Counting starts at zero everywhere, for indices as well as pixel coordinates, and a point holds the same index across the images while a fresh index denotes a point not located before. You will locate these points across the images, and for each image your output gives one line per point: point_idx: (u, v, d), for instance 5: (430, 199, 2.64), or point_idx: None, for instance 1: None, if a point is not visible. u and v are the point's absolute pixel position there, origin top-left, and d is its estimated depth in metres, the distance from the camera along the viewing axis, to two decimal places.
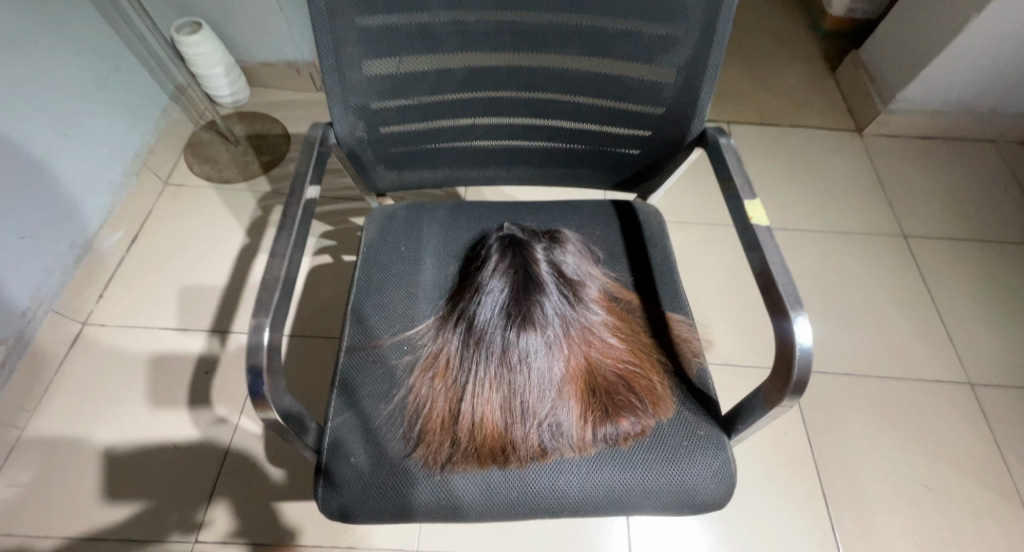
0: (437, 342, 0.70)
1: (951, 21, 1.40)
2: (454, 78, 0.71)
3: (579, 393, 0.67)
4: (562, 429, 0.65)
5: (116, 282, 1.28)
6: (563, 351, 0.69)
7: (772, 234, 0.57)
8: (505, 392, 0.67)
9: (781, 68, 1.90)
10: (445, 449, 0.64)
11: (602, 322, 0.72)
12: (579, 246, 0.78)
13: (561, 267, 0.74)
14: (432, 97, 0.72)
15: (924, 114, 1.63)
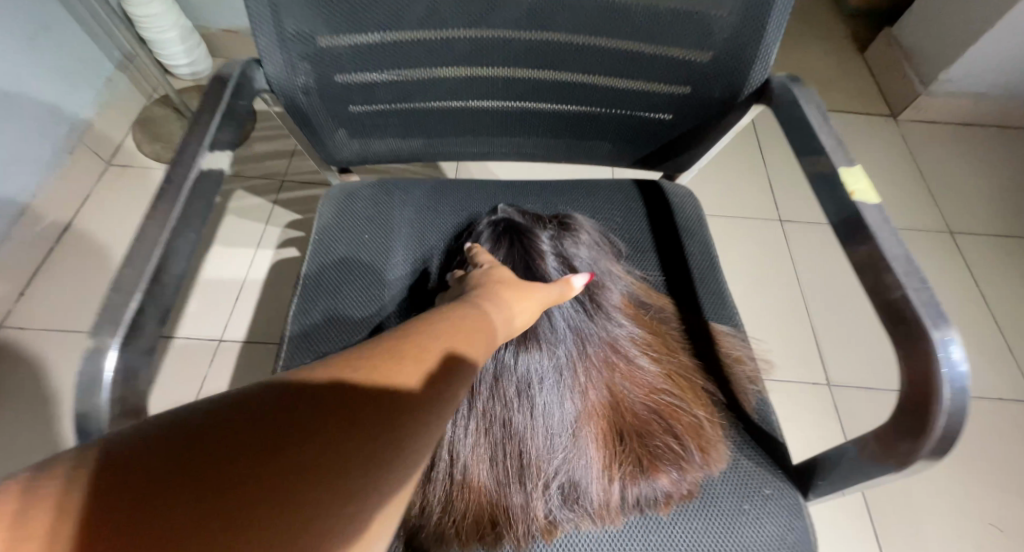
0: None
1: None
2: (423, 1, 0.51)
3: (598, 436, 0.51)
4: (579, 486, 0.49)
5: (43, 276, 1.10)
6: (579, 379, 0.54)
7: (887, 215, 0.40)
8: (504, 437, 0.52)
9: (806, 45, 1.71)
10: (419, 517, 0.48)
11: (627, 338, 0.57)
12: (597, 234, 0.62)
13: (574, 264, 0.58)
14: (402, 36, 0.54)
15: (967, 98, 1.45)
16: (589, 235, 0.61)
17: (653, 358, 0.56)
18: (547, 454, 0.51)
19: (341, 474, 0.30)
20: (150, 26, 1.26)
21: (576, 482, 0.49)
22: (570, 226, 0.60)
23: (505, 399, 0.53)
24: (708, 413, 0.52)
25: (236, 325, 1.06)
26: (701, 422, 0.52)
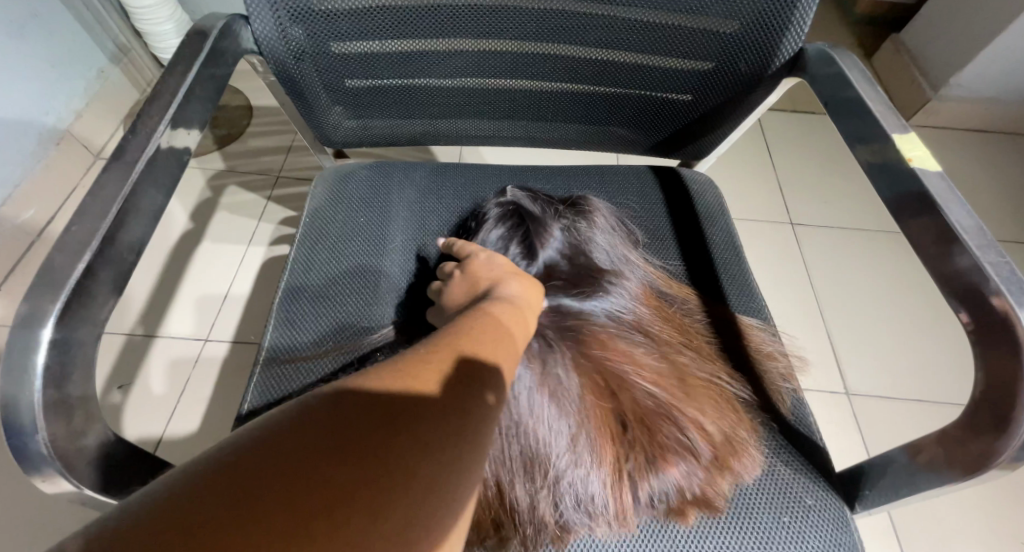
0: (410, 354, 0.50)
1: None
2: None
3: (616, 433, 0.46)
4: (591, 489, 0.44)
5: (20, 271, 1.04)
6: (594, 369, 0.49)
7: (954, 186, 0.36)
8: (512, 430, 0.47)
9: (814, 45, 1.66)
10: None
11: (648, 330, 0.52)
12: (619, 220, 0.58)
13: (591, 249, 0.55)
14: (404, 2, 0.50)
15: (976, 103, 1.39)
16: (608, 220, 0.57)
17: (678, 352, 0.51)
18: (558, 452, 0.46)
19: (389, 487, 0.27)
20: (142, 16, 1.20)
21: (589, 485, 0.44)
22: (587, 209, 0.57)
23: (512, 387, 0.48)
24: (738, 415, 0.47)
25: (223, 324, 1.01)
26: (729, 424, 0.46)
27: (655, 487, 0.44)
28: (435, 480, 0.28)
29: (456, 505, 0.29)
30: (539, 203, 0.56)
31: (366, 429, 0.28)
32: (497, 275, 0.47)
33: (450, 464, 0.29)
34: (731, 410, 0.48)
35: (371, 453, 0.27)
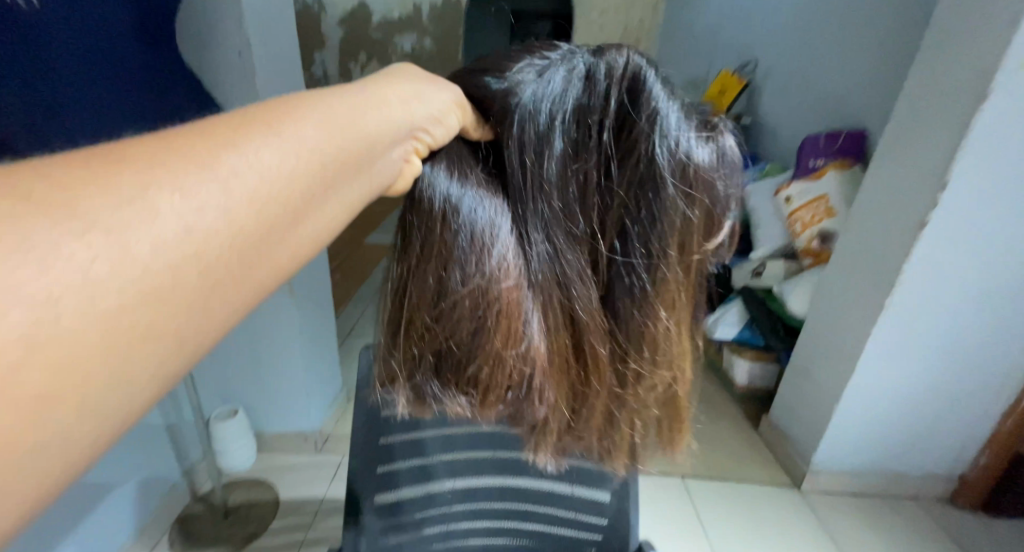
0: (473, 242, 0.44)
1: (895, 370, 1.22)
2: (438, 450, 0.73)
3: (516, 364, 0.47)
4: (472, 389, 0.49)
5: None
6: (562, 296, 0.48)
7: None
8: (510, 320, 0.46)
9: None
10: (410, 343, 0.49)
11: (640, 279, 0.50)
12: (731, 178, 0.50)
13: (672, 187, 0.46)
14: (408, 538, 0.76)
15: (858, 473, 1.40)
16: (702, 152, 0.46)
17: (643, 323, 0.52)
18: (472, 340, 0.47)
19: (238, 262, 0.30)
20: None
21: (475, 377, 0.48)
22: (677, 137, 0.46)
23: (474, 261, 0.44)
24: (616, 416, 0.57)
25: None
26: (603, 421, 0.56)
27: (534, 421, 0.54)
28: (288, 233, 0.33)
29: (281, 249, 0.33)
30: (616, 87, 0.46)
31: (236, 227, 0.30)
32: (402, 105, 0.42)
33: (291, 226, 0.34)
34: (618, 408, 0.56)
35: (240, 233, 0.30)
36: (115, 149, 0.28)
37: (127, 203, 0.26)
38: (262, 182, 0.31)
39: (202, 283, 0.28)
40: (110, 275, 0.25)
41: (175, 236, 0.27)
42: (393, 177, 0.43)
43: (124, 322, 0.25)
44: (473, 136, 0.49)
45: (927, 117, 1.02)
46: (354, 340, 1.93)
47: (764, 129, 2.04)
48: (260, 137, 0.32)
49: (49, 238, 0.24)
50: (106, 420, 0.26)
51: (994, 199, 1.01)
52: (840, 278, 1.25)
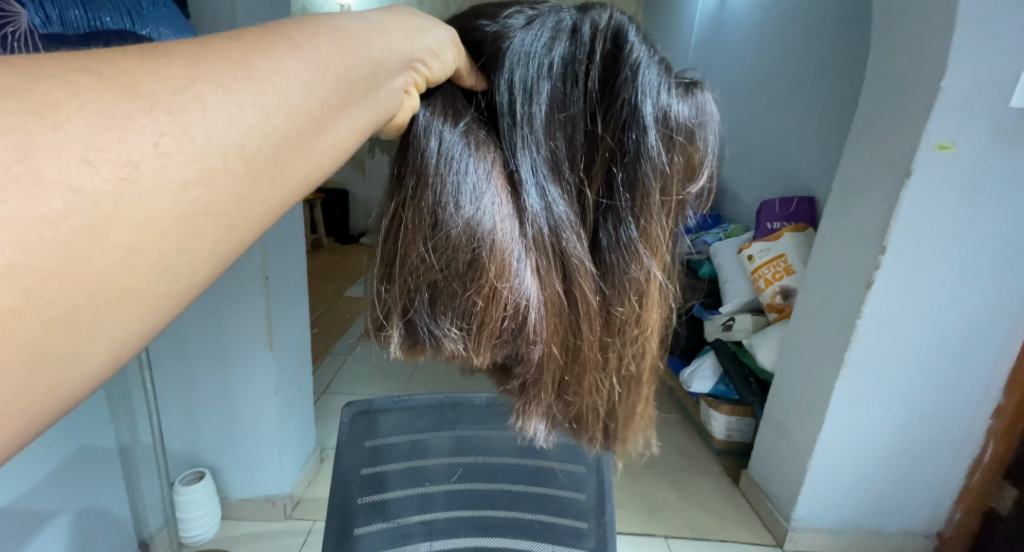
0: (445, 190, 0.37)
1: (864, 414, 1.20)
2: (410, 515, 0.66)
3: (503, 336, 0.41)
4: (463, 324, 0.40)
5: None
6: (554, 247, 0.40)
7: None
8: (486, 292, 0.38)
9: (678, 400, 2.06)
10: (390, 308, 0.41)
11: (626, 232, 0.42)
12: (710, 133, 0.43)
13: (654, 135, 0.39)
14: None
15: (840, 532, 1.32)
16: (679, 107, 0.40)
17: (631, 275, 0.43)
18: (462, 271, 0.38)
19: (243, 206, 0.24)
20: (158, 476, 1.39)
21: (458, 350, 0.41)
22: (657, 88, 0.39)
23: (450, 213, 0.37)
24: (621, 386, 0.47)
25: None
26: (596, 399, 0.46)
27: (522, 375, 0.43)
28: (292, 169, 0.26)
29: (286, 189, 0.26)
30: (601, 45, 0.39)
31: (241, 158, 0.24)
32: (405, 35, 0.35)
33: (301, 159, 0.27)
34: (605, 385, 0.46)
35: (243, 156, 0.24)
36: (154, 47, 0.23)
37: (109, 120, 0.20)
38: (288, 95, 0.26)
39: (222, 180, 0.23)
40: (159, 182, 0.21)
41: (209, 134, 0.22)
42: (397, 107, 0.35)
43: (129, 228, 0.21)
44: (467, 84, 0.40)
45: (865, 180, 1.11)
46: (328, 400, 1.88)
47: (727, 191, 2.18)
48: (288, 52, 0.27)
49: (121, 117, 0.21)
50: (110, 345, 0.22)
51: (934, 256, 1.06)
52: (803, 330, 1.30)
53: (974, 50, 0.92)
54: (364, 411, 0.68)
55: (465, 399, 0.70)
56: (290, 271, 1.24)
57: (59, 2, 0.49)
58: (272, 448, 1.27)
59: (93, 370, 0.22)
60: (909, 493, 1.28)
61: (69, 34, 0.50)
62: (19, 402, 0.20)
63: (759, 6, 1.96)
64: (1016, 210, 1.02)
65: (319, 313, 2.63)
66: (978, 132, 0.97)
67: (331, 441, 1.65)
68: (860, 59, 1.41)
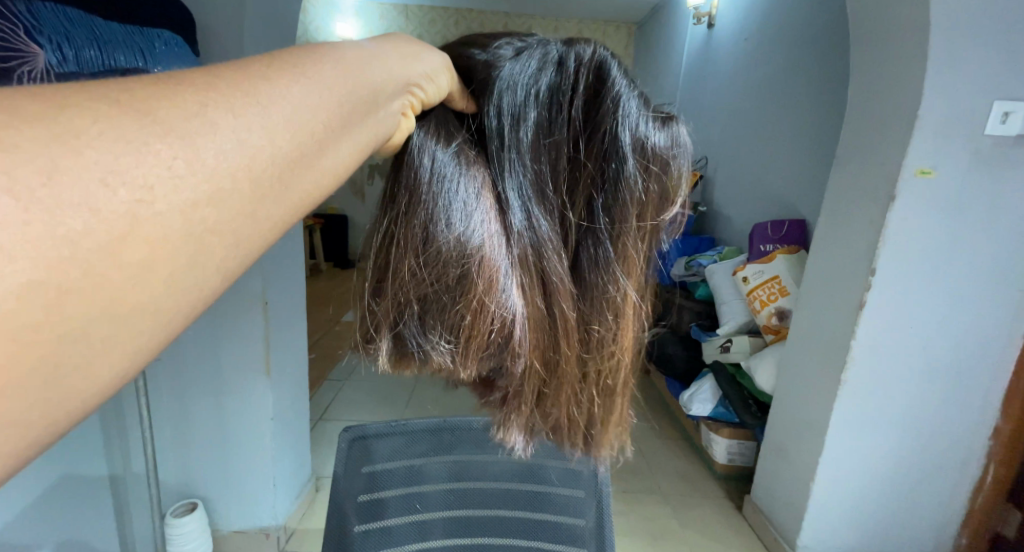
0: (435, 209, 0.39)
1: (865, 439, 1.19)
2: (409, 542, 0.65)
3: (491, 350, 0.41)
4: (451, 337, 0.41)
5: None
6: (537, 266, 0.41)
7: None
8: (475, 306, 0.39)
9: (678, 424, 2.05)
10: (380, 319, 0.42)
11: (606, 253, 0.43)
12: (686, 163, 0.45)
13: (634, 163, 0.42)
14: None
15: None
16: (657, 137, 0.43)
17: (611, 294, 0.44)
18: (450, 285, 0.40)
19: (247, 221, 0.26)
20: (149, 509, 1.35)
21: (446, 364, 0.42)
22: (637, 120, 0.42)
23: (438, 228, 0.39)
24: (599, 399, 0.48)
25: None
26: (574, 411, 0.47)
27: (505, 387, 0.44)
28: (294, 190, 0.28)
29: (285, 208, 0.28)
30: (584, 76, 0.42)
31: (246, 177, 0.25)
32: (399, 60, 0.36)
33: (302, 180, 0.28)
34: (584, 398, 0.47)
35: (247, 175, 0.25)
36: (171, 76, 0.25)
37: (128, 140, 0.22)
38: (292, 118, 0.27)
39: (228, 201, 0.24)
40: (171, 202, 0.22)
41: (218, 157, 0.24)
42: (394, 128, 0.37)
43: (142, 245, 0.22)
44: (460, 108, 0.43)
45: (852, 205, 1.13)
46: (324, 427, 1.87)
47: (720, 216, 2.22)
48: (291, 77, 0.28)
49: (137, 140, 0.22)
50: (120, 359, 0.23)
51: (922, 277, 1.07)
52: (800, 353, 1.30)
53: (948, 81, 0.96)
54: (362, 437, 0.67)
55: (463, 423, 0.70)
56: (288, 297, 1.25)
57: (77, 45, 0.61)
58: (268, 478, 1.25)
59: (102, 383, 0.23)
60: (915, 519, 1.26)
61: (84, 71, 0.61)
62: (32, 411, 0.21)
63: (744, 38, 2.03)
64: (998, 231, 1.05)
65: (315, 339, 2.62)
66: (958, 157, 1.00)
67: (326, 470, 1.63)
68: (841, 88, 1.46)
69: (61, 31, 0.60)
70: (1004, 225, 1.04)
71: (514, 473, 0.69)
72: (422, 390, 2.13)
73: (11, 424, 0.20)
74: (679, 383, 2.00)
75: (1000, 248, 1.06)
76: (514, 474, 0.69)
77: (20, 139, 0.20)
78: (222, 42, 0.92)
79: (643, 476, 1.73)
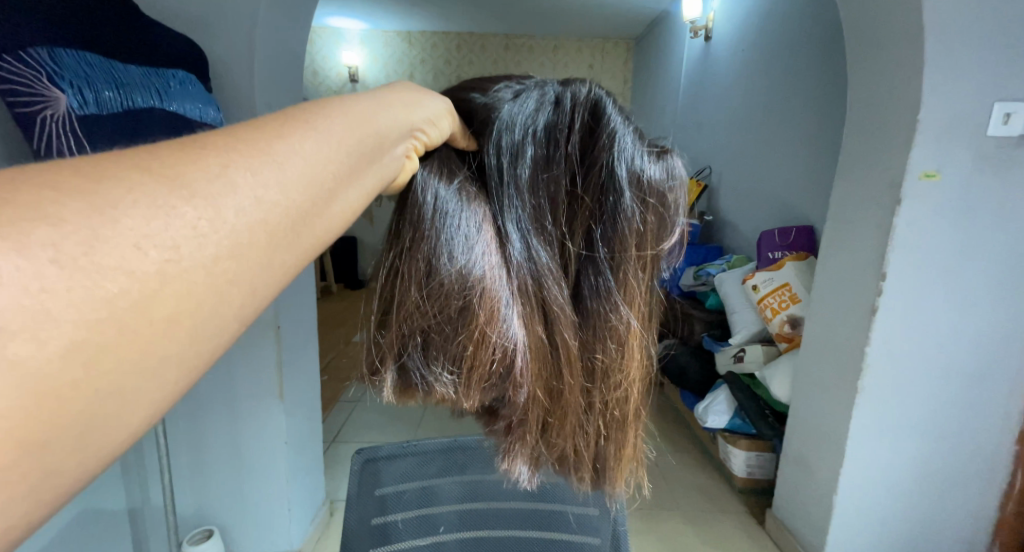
0: (436, 243, 0.40)
1: (885, 449, 1.17)
2: None
3: (493, 379, 0.42)
4: (454, 368, 0.42)
5: None
6: (537, 296, 0.42)
7: None
8: (477, 335, 0.40)
9: (694, 438, 2.03)
10: (384, 351, 0.43)
11: (604, 281, 0.45)
12: (681, 196, 0.47)
13: (629, 195, 0.44)
14: None
15: None
16: (651, 170, 0.45)
17: (611, 321, 0.46)
18: (452, 316, 0.40)
19: (265, 271, 0.27)
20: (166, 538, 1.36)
21: (449, 394, 0.43)
22: (631, 154, 0.44)
23: (439, 261, 0.40)
24: (605, 428, 0.48)
25: None
26: (579, 441, 0.47)
27: (509, 416, 0.45)
28: (307, 238, 0.29)
29: (298, 256, 0.29)
30: (580, 113, 0.44)
31: (266, 232, 0.26)
32: (404, 107, 0.38)
33: (314, 231, 0.30)
34: (589, 427, 0.47)
35: (266, 229, 0.26)
36: (193, 140, 0.26)
37: (158, 204, 0.23)
38: (306, 172, 0.28)
39: (247, 255, 0.25)
40: (198, 259, 0.23)
41: (238, 215, 0.25)
42: (398, 170, 0.38)
43: (169, 301, 0.23)
44: (462, 147, 0.45)
45: (857, 212, 1.13)
46: (338, 449, 1.87)
47: (727, 224, 2.21)
48: (304, 132, 0.30)
49: (165, 203, 0.23)
50: (149, 408, 0.23)
51: (933, 281, 1.06)
52: (814, 362, 1.29)
53: (946, 84, 0.96)
54: (374, 460, 0.68)
55: (473, 442, 0.70)
56: (299, 322, 1.27)
57: (97, 88, 0.64)
58: (282, 503, 1.25)
59: (128, 433, 0.23)
60: (945, 531, 1.22)
61: (103, 112, 0.65)
62: (68, 460, 0.21)
63: (741, 50, 2.05)
64: (1008, 231, 1.04)
65: (327, 361, 2.63)
66: (961, 160, 1.00)
67: (340, 493, 1.63)
68: (840, 95, 1.47)
69: (83, 75, 0.63)
70: (1014, 225, 1.03)
71: (526, 493, 0.69)
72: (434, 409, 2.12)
73: (48, 473, 0.21)
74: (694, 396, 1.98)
75: (1012, 248, 1.04)
76: (527, 494, 0.69)
77: (56, 207, 0.21)
78: (230, 78, 0.95)
79: (660, 492, 1.71)
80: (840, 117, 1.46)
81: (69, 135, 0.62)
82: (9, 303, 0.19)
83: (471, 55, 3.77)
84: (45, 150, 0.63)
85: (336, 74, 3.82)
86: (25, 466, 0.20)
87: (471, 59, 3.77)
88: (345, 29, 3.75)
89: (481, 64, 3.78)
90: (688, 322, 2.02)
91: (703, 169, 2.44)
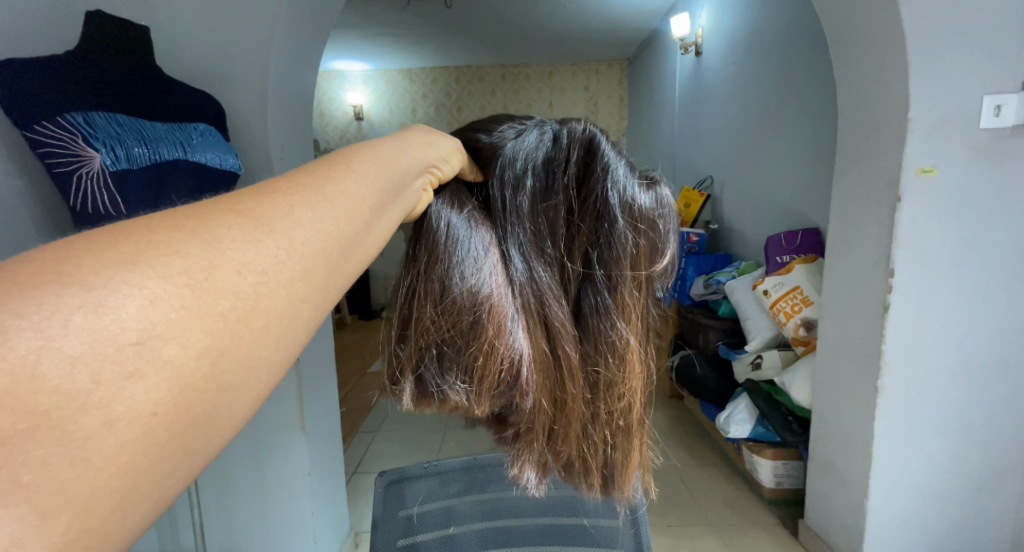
0: (443, 263, 0.43)
1: (914, 443, 1.15)
2: None
3: (501, 388, 0.44)
4: (466, 378, 0.44)
5: None
6: (540, 312, 0.45)
7: None
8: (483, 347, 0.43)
9: (716, 452, 2.00)
10: (400, 364, 0.46)
11: (602, 298, 0.47)
12: (670, 221, 0.50)
13: (622, 222, 0.46)
14: None
15: None
16: (643, 198, 0.48)
17: (610, 337, 0.47)
18: (464, 330, 0.43)
19: (318, 303, 0.29)
20: None
21: (462, 402, 0.45)
22: (624, 183, 0.47)
23: (448, 282, 0.43)
24: (611, 437, 0.50)
25: None
26: (583, 448, 0.49)
27: (517, 423, 0.47)
28: (346, 270, 0.32)
29: (343, 280, 0.32)
30: (576, 147, 0.48)
31: (322, 265, 0.29)
32: (421, 146, 0.41)
33: (351, 265, 0.32)
34: (593, 436, 0.49)
35: (323, 260, 0.29)
36: (265, 185, 0.30)
37: (241, 240, 0.26)
38: (353, 207, 0.32)
39: (314, 278, 0.28)
40: (280, 283, 0.27)
41: (305, 243, 0.28)
42: (416, 202, 0.41)
43: (264, 313, 0.26)
44: (469, 178, 0.49)
45: (860, 210, 1.14)
46: (360, 480, 1.87)
47: (733, 232, 2.22)
48: (346, 173, 0.33)
49: (254, 236, 0.26)
50: (249, 402, 0.26)
51: (941, 275, 1.07)
52: (833, 363, 1.28)
53: (932, 82, 0.99)
54: (397, 481, 0.69)
55: (491, 459, 0.72)
56: (315, 356, 1.29)
57: (127, 145, 0.70)
58: (307, 537, 1.25)
59: (233, 426, 0.26)
60: (984, 528, 1.18)
61: (134, 167, 0.70)
62: (196, 448, 0.24)
63: (732, 62, 2.10)
64: (1012, 223, 1.04)
65: (346, 391, 2.65)
66: (956, 155, 1.02)
67: (364, 524, 1.63)
68: (829, 99, 1.49)
69: (114, 134, 0.69)
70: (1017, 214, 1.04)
71: (544, 508, 0.70)
72: (453, 435, 2.12)
73: (186, 454, 0.24)
74: (713, 406, 1.95)
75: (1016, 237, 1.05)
76: (548, 506, 0.70)
77: (171, 239, 0.24)
78: (245, 124, 1.00)
79: (686, 507, 1.68)
80: (833, 121, 1.48)
81: (103, 190, 0.67)
82: (161, 316, 0.22)
83: (470, 86, 3.87)
84: (84, 207, 0.68)
85: (341, 114, 3.93)
86: (172, 448, 0.23)
87: (470, 90, 3.87)
88: (348, 72, 3.88)
89: (480, 94, 3.87)
90: (702, 333, 2.01)
91: (704, 180, 2.47)
